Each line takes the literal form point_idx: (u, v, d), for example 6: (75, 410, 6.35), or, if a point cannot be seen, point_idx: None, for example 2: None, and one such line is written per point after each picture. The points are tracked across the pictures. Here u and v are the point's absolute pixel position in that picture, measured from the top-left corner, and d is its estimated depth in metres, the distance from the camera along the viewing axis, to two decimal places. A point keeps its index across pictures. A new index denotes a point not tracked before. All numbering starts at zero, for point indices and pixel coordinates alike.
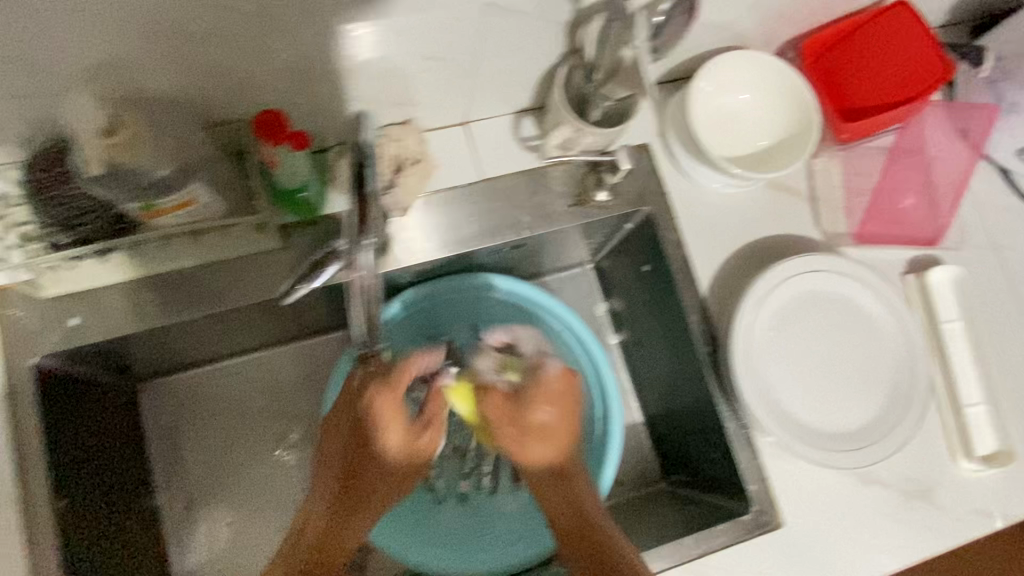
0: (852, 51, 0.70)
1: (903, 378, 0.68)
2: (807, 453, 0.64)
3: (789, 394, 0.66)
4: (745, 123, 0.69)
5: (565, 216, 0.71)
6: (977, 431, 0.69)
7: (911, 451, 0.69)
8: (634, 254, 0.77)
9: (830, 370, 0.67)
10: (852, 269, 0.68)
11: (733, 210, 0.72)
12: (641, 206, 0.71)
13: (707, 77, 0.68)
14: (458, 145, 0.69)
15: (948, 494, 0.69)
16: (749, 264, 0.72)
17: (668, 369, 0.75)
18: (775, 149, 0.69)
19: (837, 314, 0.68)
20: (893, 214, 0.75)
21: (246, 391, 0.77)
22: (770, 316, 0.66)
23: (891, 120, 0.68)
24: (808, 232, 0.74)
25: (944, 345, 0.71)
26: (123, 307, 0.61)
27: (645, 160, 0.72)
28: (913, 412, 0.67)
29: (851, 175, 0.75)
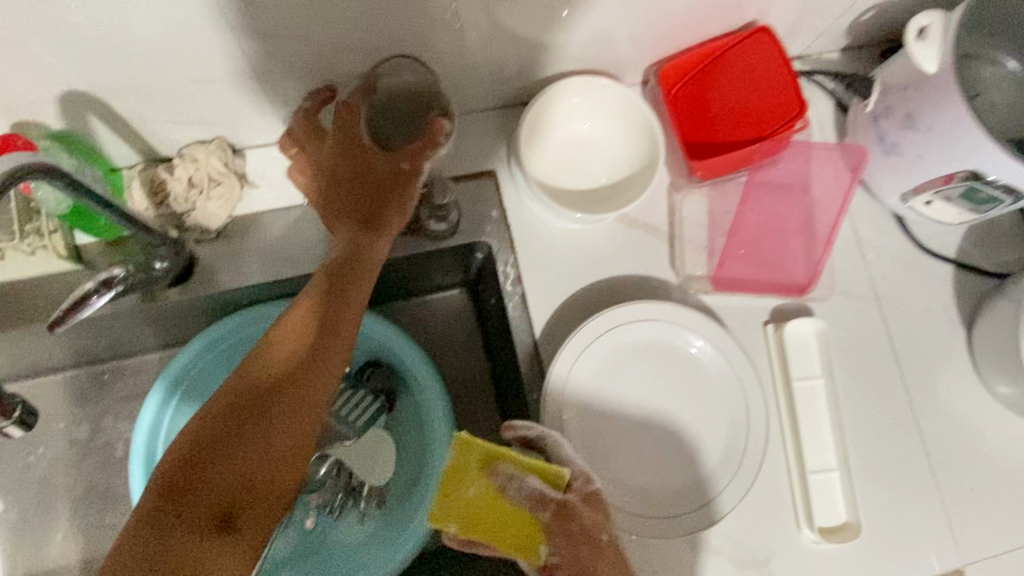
0: (713, 80, 0.64)
1: (738, 436, 0.62)
2: (623, 512, 0.60)
3: (608, 446, 0.62)
4: (590, 155, 0.66)
5: (397, 245, 0.67)
6: (823, 499, 0.64)
7: (749, 518, 0.64)
8: (486, 283, 0.73)
9: (660, 425, 0.63)
10: (686, 317, 0.63)
11: (581, 245, 0.68)
12: (481, 237, 0.67)
13: (548, 105, 0.63)
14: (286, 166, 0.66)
15: (785, 566, 0.64)
16: (594, 305, 0.67)
17: (514, 409, 0.72)
18: (622, 183, 0.65)
19: (667, 361, 0.63)
20: (761, 256, 0.70)
21: (79, 401, 0.78)
22: (595, 365, 0.62)
23: (745, 158, 0.62)
24: (662, 273, 0.68)
25: (798, 404, 0.66)
26: None
27: (488, 190, 0.67)
28: (743, 477, 0.61)
29: (717, 214, 0.70)
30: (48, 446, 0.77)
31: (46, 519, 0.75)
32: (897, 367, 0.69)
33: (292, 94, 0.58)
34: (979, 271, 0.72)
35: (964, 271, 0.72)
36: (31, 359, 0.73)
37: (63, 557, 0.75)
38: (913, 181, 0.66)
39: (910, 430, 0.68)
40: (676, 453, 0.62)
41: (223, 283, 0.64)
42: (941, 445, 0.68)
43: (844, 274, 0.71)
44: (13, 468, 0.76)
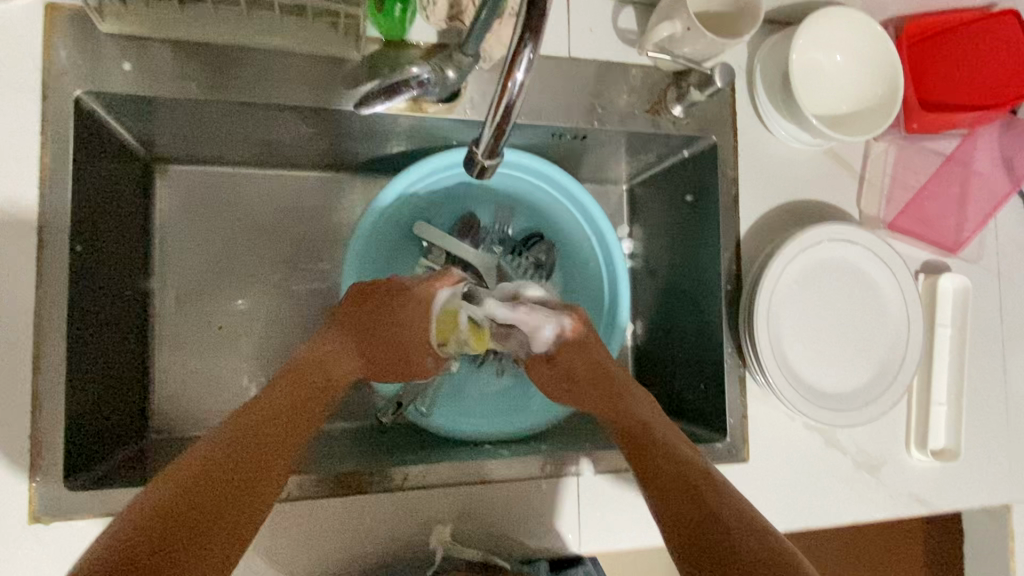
0: (951, 45, 0.72)
1: (894, 360, 0.71)
2: (800, 399, 0.67)
3: (790, 342, 0.69)
4: (833, 82, 0.70)
5: (635, 119, 0.70)
6: (933, 426, 0.75)
7: (874, 429, 0.74)
8: (680, 180, 0.78)
9: (831, 334, 0.71)
10: (882, 249, 0.71)
11: (791, 163, 0.74)
12: (708, 134, 0.72)
13: (817, 26, 0.68)
14: (555, 15, 0.68)
15: (892, 474, 0.75)
16: (790, 221, 0.74)
17: (680, 299, 0.79)
18: (855, 115, 0.70)
19: (852, 283, 0.72)
20: (925, 213, 0.77)
21: (257, 203, 0.78)
22: (798, 269, 0.69)
23: (966, 119, 0.70)
24: (847, 208, 0.76)
25: (933, 345, 0.76)
26: (172, 65, 0.58)
27: (727, 90, 0.72)
28: (893, 391, 0.70)
29: (900, 167, 0.77)
30: (219, 239, 0.77)
31: (208, 307, 0.76)
32: (1002, 334, 0.80)
33: None
34: None
35: None
36: (235, 147, 0.72)
37: (219, 348, 0.75)
38: None
39: (1000, 388, 0.79)
40: (843, 364, 0.71)
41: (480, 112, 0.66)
42: None
43: (987, 248, 0.80)
44: (181, 252, 0.75)
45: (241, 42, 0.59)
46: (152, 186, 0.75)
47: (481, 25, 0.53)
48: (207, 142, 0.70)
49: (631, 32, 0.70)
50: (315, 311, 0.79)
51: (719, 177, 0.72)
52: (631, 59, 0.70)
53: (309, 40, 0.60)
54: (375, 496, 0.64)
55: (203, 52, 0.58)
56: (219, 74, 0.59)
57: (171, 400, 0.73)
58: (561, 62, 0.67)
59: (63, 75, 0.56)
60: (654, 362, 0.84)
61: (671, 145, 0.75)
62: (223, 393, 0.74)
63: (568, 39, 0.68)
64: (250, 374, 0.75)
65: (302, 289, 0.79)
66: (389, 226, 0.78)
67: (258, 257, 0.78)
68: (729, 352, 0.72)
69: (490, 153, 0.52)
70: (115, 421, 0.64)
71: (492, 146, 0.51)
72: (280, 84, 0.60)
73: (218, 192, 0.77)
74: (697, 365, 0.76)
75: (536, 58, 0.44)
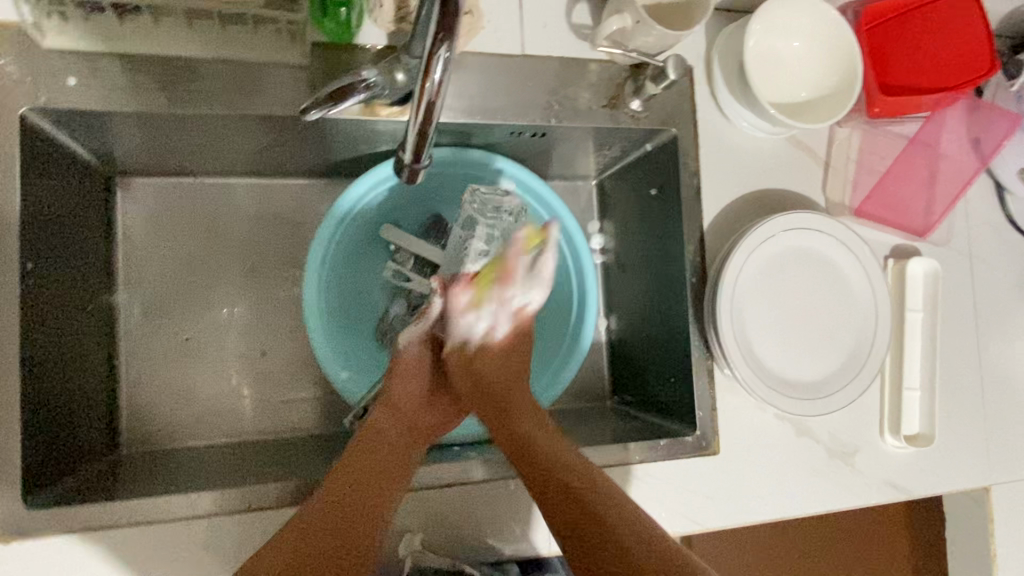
0: (908, 28, 0.72)
1: (862, 346, 0.71)
2: (769, 390, 0.67)
3: (757, 332, 0.69)
4: (792, 69, 0.69)
5: (595, 115, 0.70)
6: (907, 411, 0.74)
7: (848, 417, 0.74)
8: (646, 174, 0.78)
9: (797, 324, 0.70)
10: (846, 236, 0.71)
11: (754, 152, 0.73)
12: (669, 127, 0.71)
13: (771, 14, 0.67)
14: (509, 13, 0.67)
15: (866, 461, 0.74)
16: (755, 211, 0.73)
17: (647, 293, 0.79)
18: (814, 102, 0.70)
19: (819, 272, 0.71)
20: (891, 197, 0.76)
21: (222, 214, 0.78)
22: (761, 259, 0.69)
23: (927, 102, 0.69)
24: (813, 195, 0.75)
25: (904, 329, 0.76)
26: (117, 80, 0.58)
27: (686, 82, 0.71)
28: (863, 379, 0.70)
29: (866, 152, 0.77)
30: (185, 252, 0.76)
31: (175, 321, 0.75)
32: (974, 317, 0.79)
33: None
34: None
35: None
36: (193, 158, 0.72)
37: (188, 361, 0.75)
38: None
39: (973, 371, 0.79)
40: (811, 353, 0.70)
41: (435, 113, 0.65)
42: (1001, 389, 0.80)
43: (957, 230, 0.80)
44: (147, 266, 0.75)
45: (185, 53, 0.58)
46: (115, 201, 0.74)
47: (421, 25, 0.53)
48: (164, 155, 0.70)
49: (587, 28, 0.69)
50: (284, 320, 0.79)
51: (681, 170, 0.71)
52: (587, 54, 0.69)
53: (258, 48, 0.59)
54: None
55: (150, 64, 0.58)
56: (167, 86, 0.59)
57: (141, 416, 0.73)
58: (516, 59, 0.67)
59: (5, 93, 0.55)
60: (627, 356, 0.83)
61: (634, 139, 0.75)
62: (193, 405, 0.74)
63: (523, 37, 0.67)
64: (219, 386, 0.75)
65: (270, 296, 0.79)
66: (352, 233, 0.78)
67: (223, 268, 0.77)
68: (698, 346, 0.72)
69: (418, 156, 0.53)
70: (80, 439, 0.64)
71: (418, 147, 0.52)
72: (227, 94, 0.59)
73: (181, 205, 0.77)
74: (666, 359, 0.76)
75: (453, 57, 0.43)
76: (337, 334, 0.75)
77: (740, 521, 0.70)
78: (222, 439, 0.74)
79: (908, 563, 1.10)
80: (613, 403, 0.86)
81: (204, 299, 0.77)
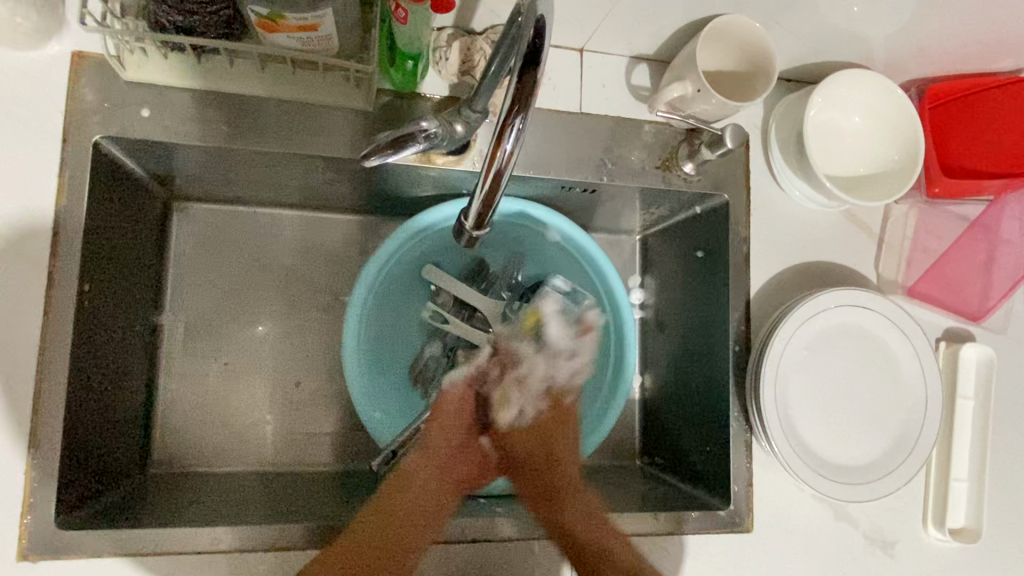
0: (970, 110, 0.71)
1: (910, 432, 0.68)
2: (810, 471, 0.65)
3: (800, 409, 0.67)
4: (850, 143, 0.69)
5: (647, 176, 0.70)
6: (953, 504, 0.71)
7: (889, 504, 0.71)
8: (693, 236, 0.77)
9: (842, 403, 0.68)
10: (898, 317, 0.69)
11: (805, 223, 0.72)
12: (720, 192, 0.71)
13: (832, 88, 0.67)
14: (569, 70, 0.68)
15: (906, 552, 0.71)
16: (803, 283, 0.72)
17: (686, 355, 0.78)
18: (871, 178, 0.69)
19: (867, 351, 0.69)
20: (946, 278, 0.74)
21: (271, 243, 0.79)
22: (809, 334, 0.67)
23: (991, 186, 0.68)
24: (863, 270, 0.74)
25: (953, 416, 0.73)
26: (188, 114, 0.59)
27: (741, 150, 0.71)
28: (909, 467, 0.67)
29: (922, 232, 0.74)
30: (232, 277, 0.78)
31: (216, 345, 0.76)
32: None
33: (627, 6, 0.61)
34: None
35: None
36: (250, 189, 0.73)
37: (225, 385, 0.76)
38: None
39: None
40: (856, 435, 0.68)
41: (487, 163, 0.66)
42: None
43: (1013, 316, 0.77)
44: (194, 288, 0.77)
45: (256, 93, 0.60)
46: (170, 224, 0.76)
47: (486, 83, 0.54)
48: (223, 184, 0.72)
49: (644, 89, 0.69)
50: (320, 352, 0.79)
51: (730, 236, 0.70)
52: (643, 115, 0.69)
53: (324, 94, 0.61)
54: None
55: (219, 100, 0.60)
56: (234, 123, 0.60)
57: (173, 437, 0.73)
58: (573, 118, 0.67)
59: (83, 120, 0.58)
60: (659, 416, 0.81)
61: (683, 201, 0.74)
62: (224, 432, 0.74)
63: (582, 95, 0.68)
64: (249, 415, 0.76)
65: (308, 326, 0.79)
66: (394, 272, 0.78)
67: (266, 297, 0.78)
68: (737, 417, 0.70)
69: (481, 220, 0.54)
70: (115, 458, 0.65)
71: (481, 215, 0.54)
72: (290, 134, 0.61)
73: (232, 231, 0.78)
74: (701, 425, 0.74)
75: (525, 128, 0.44)
76: (372, 372, 0.75)
77: None
78: (250, 467, 0.74)
79: None
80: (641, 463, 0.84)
81: (245, 326, 0.78)
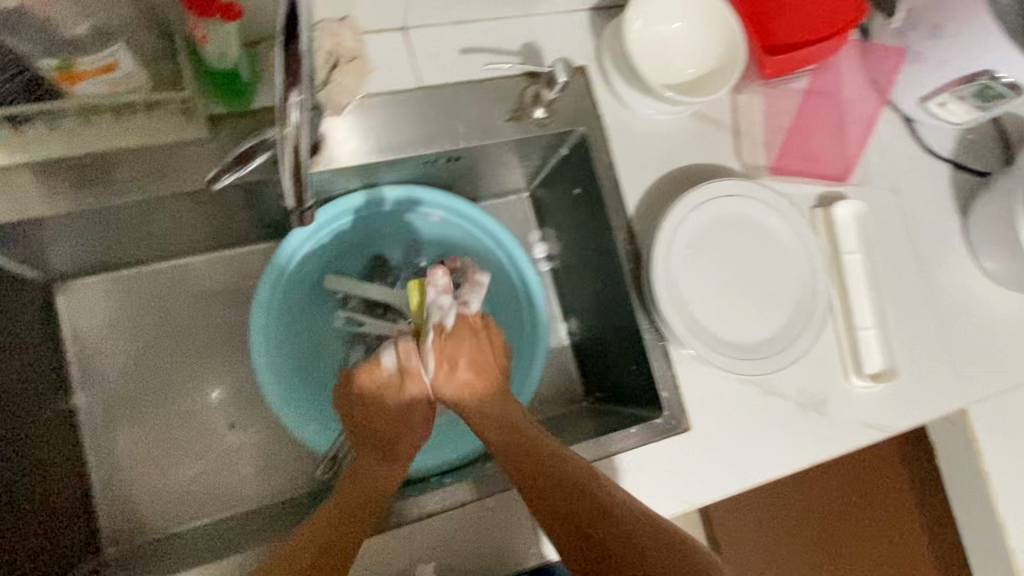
0: None
1: (804, 294, 0.73)
2: (725, 357, 0.69)
3: (698, 304, 0.71)
4: (678, 50, 0.72)
5: (499, 130, 0.71)
6: (866, 350, 0.75)
7: (809, 367, 0.75)
8: (568, 176, 0.80)
9: (737, 286, 0.72)
10: (766, 196, 0.73)
11: (661, 135, 0.76)
12: (576, 126, 0.73)
13: (644, 2, 0.70)
14: (397, 51, 0.69)
15: (839, 405, 0.75)
16: (674, 189, 0.75)
17: (594, 287, 0.80)
18: (705, 76, 0.72)
19: (749, 234, 0.73)
20: (804, 150, 0.79)
21: (169, 297, 0.79)
22: (688, 234, 0.71)
23: (811, 54, 0.73)
24: (728, 163, 0.77)
25: (845, 271, 0.77)
26: (31, 186, 0.59)
27: (583, 83, 0.73)
28: (812, 326, 0.71)
29: (770, 112, 0.79)
30: (138, 341, 0.77)
31: (139, 410, 0.76)
32: (912, 248, 0.81)
33: None
34: (970, 170, 0.85)
35: (958, 169, 0.85)
36: (135, 248, 0.73)
37: (163, 448, 0.75)
38: (928, 85, 0.78)
39: (923, 298, 0.80)
40: (759, 314, 0.72)
41: (343, 158, 0.67)
42: (950, 312, 0.81)
43: (874, 167, 0.82)
44: (100, 360, 0.76)
45: (86, 151, 0.60)
46: (58, 306, 0.75)
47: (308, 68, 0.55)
48: (97, 251, 0.72)
49: (475, 49, 0.71)
50: (246, 389, 0.78)
51: (597, 164, 0.73)
52: (482, 73, 0.71)
53: (163, 133, 0.61)
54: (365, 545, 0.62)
55: (60, 168, 0.59)
56: (80, 184, 0.60)
57: (119, 509, 0.73)
58: (417, 94, 0.69)
59: None
60: (591, 356, 0.84)
61: (548, 145, 0.77)
62: (170, 494, 0.74)
63: (416, 69, 0.69)
64: (188, 471, 0.75)
65: (224, 367, 0.79)
66: (296, 290, 0.78)
67: (177, 351, 0.78)
68: (650, 330, 0.72)
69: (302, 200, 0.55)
70: (56, 546, 0.64)
71: (298, 194, 0.54)
72: (145, 182, 0.61)
73: (126, 297, 0.78)
74: (623, 347, 0.76)
75: (305, 99, 0.45)
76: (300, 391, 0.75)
77: (725, 493, 0.70)
78: (208, 519, 0.73)
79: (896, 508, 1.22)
80: (588, 402, 0.86)
81: (161, 386, 0.77)
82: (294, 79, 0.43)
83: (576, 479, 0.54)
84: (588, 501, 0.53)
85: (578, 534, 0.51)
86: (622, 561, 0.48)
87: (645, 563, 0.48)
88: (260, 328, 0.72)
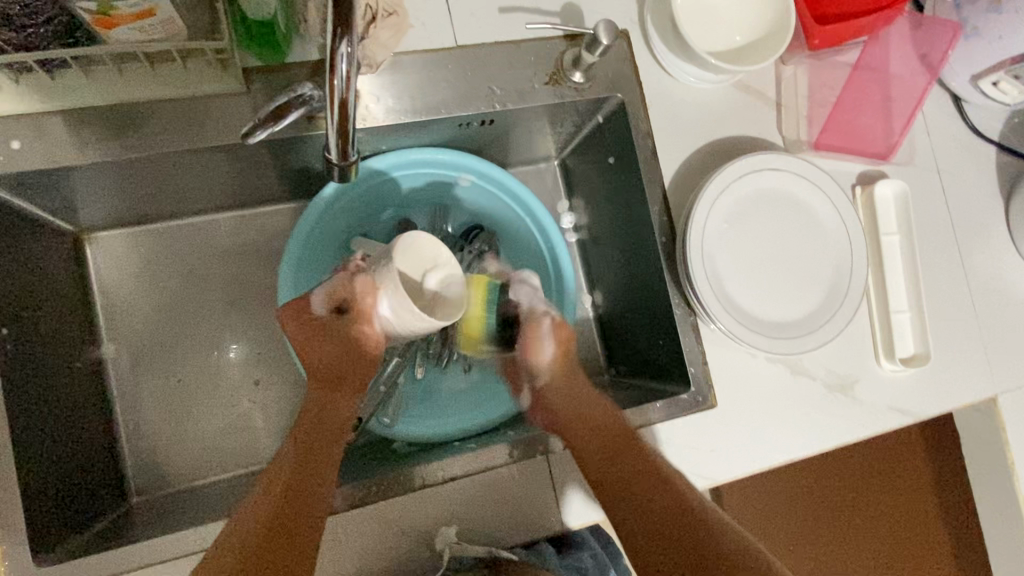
0: None
1: (840, 275, 0.71)
2: (756, 335, 0.68)
3: (731, 281, 0.69)
4: (724, 17, 0.70)
5: (536, 93, 0.69)
6: (899, 334, 0.74)
7: (839, 349, 0.74)
8: (602, 145, 0.78)
9: (772, 264, 0.71)
10: (806, 172, 0.71)
11: (701, 105, 0.73)
12: (614, 93, 0.71)
13: None
14: (436, 8, 0.67)
15: (867, 389, 0.74)
16: (712, 162, 0.73)
17: (623, 260, 0.79)
18: (751, 45, 0.70)
19: (787, 211, 0.71)
20: (847, 126, 0.77)
21: (195, 253, 0.78)
22: (725, 208, 0.69)
23: (863, 26, 0.70)
24: (768, 137, 0.75)
25: (882, 252, 0.75)
26: (64, 133, 0.58)
27: (624, 47, 0.71)
28: (848, 306, 0.70)
29: (815, 85, 0.77)
30: (163, 295, 0.77)
31: (165, 364, 0.76)
32: (952, 232, 0.79)
33: None
34: (1017, 154, 0.82)
35: (1005, 153, 0.82)
36: (163, 201, 0.73)
37: (187, 402, 0.76)
38: (985, 62, 0.75)
39: (960, 284, 0.78)
40: (793, 293, 0.70)
41: (376, 118, 0.66)
42: (987, 299, 0.79)
43: (918, 147, 0.80)
44: (126, 312, 0.76)
45: (117, 100, 0.59)
46: (86, 256, 0.75)
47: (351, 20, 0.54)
48: (126, 203, 0.71)
49: (515, 9, 0.69)
50: (269, 348, 0.78)
51: (634, 133, 0.71)
52: (521, 34, 0.69)
53: (196, 84, 0.60)
54: (387, 505, 0.62)
55: (93, 116, 0.59)
56: (111, 133, 0.59)
57: (143, 459, 0.74)
58: (455, 53, 0.67)
59: None
60: (616, 328, 0.83)
61: (584, 112, 0.75)
62: (193, 447, 0.75)
63: (453, 28, 0.67)
64: (210, 425, 0.75)
65: (249, 325, 0.79)
66: (322, 250, 0.77)
67: (203, 307, 0.78)
68: (680, 304, 0.71)
69: (345, 154, 0.55)
70: (85, 492, 0.65)
71: (339, 147, 0.54)
72: (176, 133, 0.60)
73: (153, 251, 0.77)
74: (651, 320, 0.75)
75: (353, 50, 0.44)
76: None
77: (747, 471, 0.70)
78: (230, 473, 0.74)
79: (908, 493, 1.23)
80: (610, 376, 0.85)
81: (187, 341, 0.77)
82: (339, 28, 0.42)
83: (653, 464, 0.58)
84: (650, 477, 0.58)
85: (628, 499, 0.57)
86: (681, 529, 0.54)
87: (700, 537, 0.53)
88: (287, 287, 0.71)
